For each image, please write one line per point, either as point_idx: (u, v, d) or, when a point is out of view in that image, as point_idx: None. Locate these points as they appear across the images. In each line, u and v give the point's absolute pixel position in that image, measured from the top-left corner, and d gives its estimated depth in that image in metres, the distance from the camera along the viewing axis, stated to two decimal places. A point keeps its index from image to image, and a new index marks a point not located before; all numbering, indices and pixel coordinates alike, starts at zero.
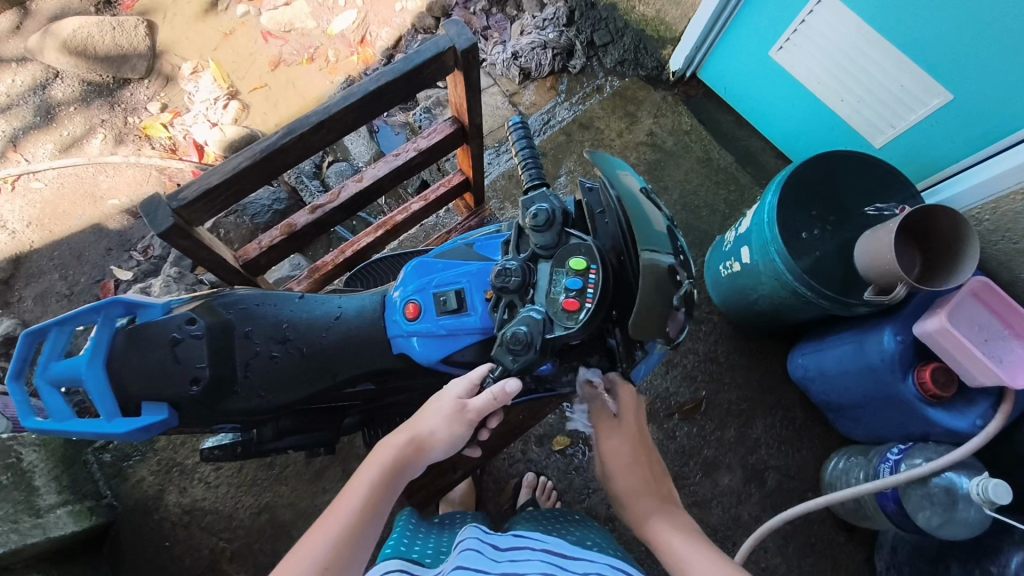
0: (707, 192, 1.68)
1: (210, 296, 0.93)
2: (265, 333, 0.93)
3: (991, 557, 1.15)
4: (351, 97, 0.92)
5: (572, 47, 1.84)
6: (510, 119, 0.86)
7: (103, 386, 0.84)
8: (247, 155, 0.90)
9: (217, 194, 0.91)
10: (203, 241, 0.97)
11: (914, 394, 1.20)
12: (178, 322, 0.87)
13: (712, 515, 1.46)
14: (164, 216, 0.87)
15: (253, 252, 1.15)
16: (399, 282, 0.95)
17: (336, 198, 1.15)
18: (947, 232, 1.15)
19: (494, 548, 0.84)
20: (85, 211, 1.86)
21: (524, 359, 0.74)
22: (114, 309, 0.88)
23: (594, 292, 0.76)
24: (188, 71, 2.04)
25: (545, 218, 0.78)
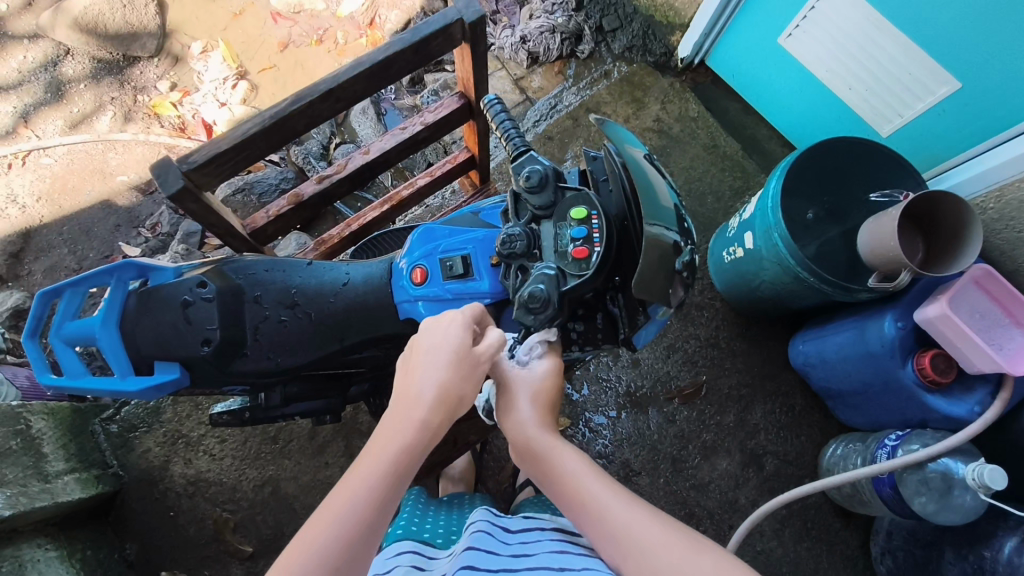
0: (711, 177, 1.68)
1: (220, 262, 0.95)
2: (274, 297, 0.95)
3: (985, 542, 1.16)
4: (358, 67, 0.93)
5: (580, 32, 1.84)
6: (487, 96, 0.89)
7: (116, 344, 0.86)
8: (258, 121, 0.91)
9: (226, 159, 0.93)
10: (212, 207, 0.98)
11: (913, 379, 1.21)
12: (189, 285, 0.89)
13: (709, 498, 1.47)
14: (175, 178, 0.89)
15: (261, 220, 1.16)
16: (404, 251, 0.96)
17: (343, 169, 1.16)
18: (949, 223, 1.16)
19: (504, 530, 0.86)
20: (94, 187, 1.87)
21: (540, 318, 0.77)
22: (127, 272, 0.91)
23: (600, 237, 0.79)
24: (198, 51, 2.05)
25: (539, 178, 0.81)
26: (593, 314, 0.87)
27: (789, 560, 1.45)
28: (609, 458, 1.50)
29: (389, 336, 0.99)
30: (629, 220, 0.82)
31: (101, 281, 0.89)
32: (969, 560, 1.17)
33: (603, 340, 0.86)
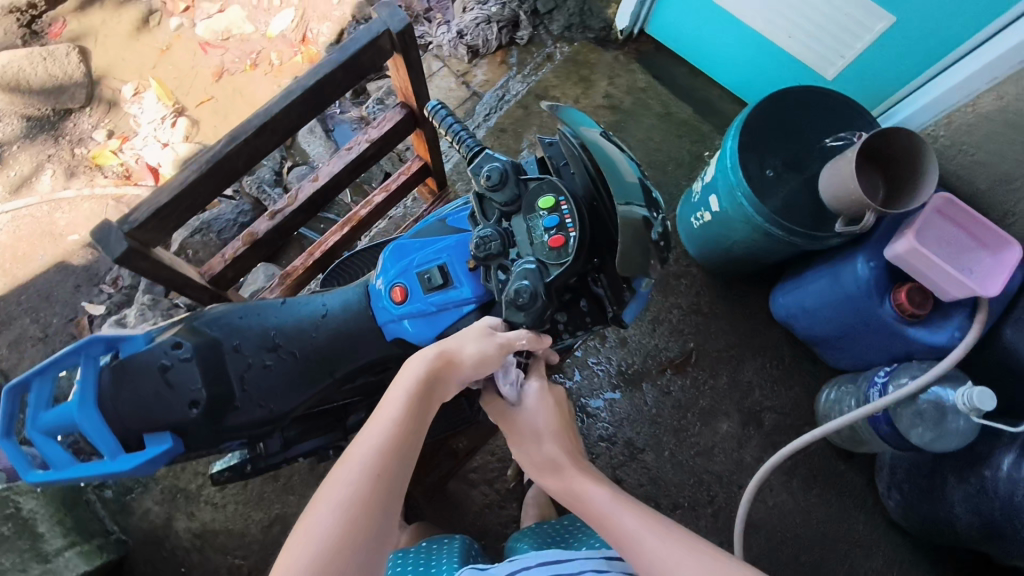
0: (669, 145, 1.68)
1: (189, 318, 0.92)
2: (253, 344, 0.92)
3: (984, 462, 1.19)
4: (290, 95, 0.91)
5: (516, 18, 1.82)
6: (431, 103, 0.95)
7: (99, 424, 0.82)
8: (195, 166, 0.89)
9: (169, 213, 0.89)
10: (163, 262, 0.94)
11: (892, 317, 1.23)
12: (164, 348, 0.86)
13: (715, 462, 1.48)
14: (117, 241, 0.86)
15: (218, 266, 1.12)
16: (378, 271, 0.94)
17: (294, 202, 1.14)
18: (900, 154, 1.17)
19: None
20: (47, 250, 1.82)
21: (533, 311, 0.78)
22: (95, 347, 0.87)
23: (573, 221, 0.80)
24: (130, 93, 1.99)
25: (500, 175, 0.82)
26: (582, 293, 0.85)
27: (802, 508, 1.47)
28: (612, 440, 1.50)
29: (374, 362, 0.98)
30: (598, 198, 0.82)
31: (69, 362, 0.85)
32: (972, 481, 1.20)
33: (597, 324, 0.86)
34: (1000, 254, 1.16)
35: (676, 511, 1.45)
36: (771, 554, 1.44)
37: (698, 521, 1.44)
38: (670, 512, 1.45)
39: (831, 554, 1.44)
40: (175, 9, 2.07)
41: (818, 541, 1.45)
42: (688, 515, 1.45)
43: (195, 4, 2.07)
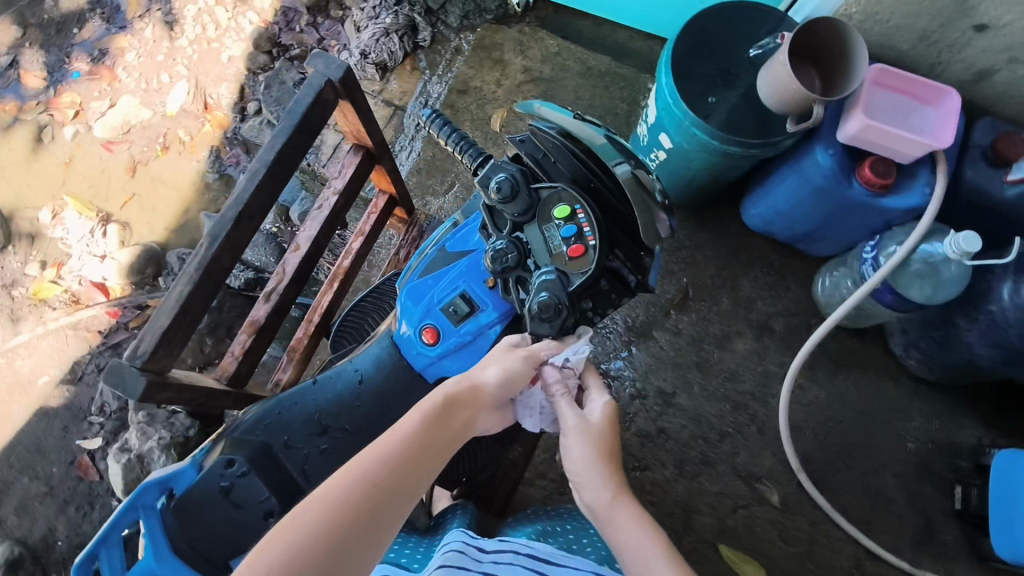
0: (601, 99, 1.69)
1: (227, 432, 0.96)
2: (302, 434, 0.95)
3: (987, 298, 1.26)
4: (254, 176, 0.90)
5: (413, 22, 1.78)
6: (424, 114, 0.97)
7: (181, 567, 0.86)
8: (185, 279, 0.86)
9: (176, 333, 0.86)
10: (182, 384, 0.91)
11: (863, 193, 1.27)
12: (218, 470, 0.89)
13: (744, 381, 1.53)
14: (134, 378, 0.83)
15: (231, 366, 1.09)
16: (401, 316, 0.95)
17: (283, 277, 1.11)
18: (829, 45, 1.21)
19: (479, 547, 0.88)
20: (22, 402, 1.74)
21: (557, 322, 0.82)
22: (150, 494, 0.88)
23: (592, 230, 0.82)
24: (48, 218, 1.90)
25: (509, 187, 0.83)
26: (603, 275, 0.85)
27: (834, 395, 1.53)
28: (643, 394, 1.53)
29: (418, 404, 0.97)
30: (596, 178, 0.86)
31: (131, 519, 0.85)
32: (981, 319, 1.27)
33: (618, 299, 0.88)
34: (943, 105, 1.21)
35: (724, 439, 1.49)
36: (821, 448, 1.50)
37: (746, 440, 1.49)
38: (718, 442, 1.49)
39: (874, 428, 1.51)
40: (65, 118, 1.97)
41: (859, 421, 1.51)
42: (736, 439, 1.49)
43: (84, 106, 1.98)
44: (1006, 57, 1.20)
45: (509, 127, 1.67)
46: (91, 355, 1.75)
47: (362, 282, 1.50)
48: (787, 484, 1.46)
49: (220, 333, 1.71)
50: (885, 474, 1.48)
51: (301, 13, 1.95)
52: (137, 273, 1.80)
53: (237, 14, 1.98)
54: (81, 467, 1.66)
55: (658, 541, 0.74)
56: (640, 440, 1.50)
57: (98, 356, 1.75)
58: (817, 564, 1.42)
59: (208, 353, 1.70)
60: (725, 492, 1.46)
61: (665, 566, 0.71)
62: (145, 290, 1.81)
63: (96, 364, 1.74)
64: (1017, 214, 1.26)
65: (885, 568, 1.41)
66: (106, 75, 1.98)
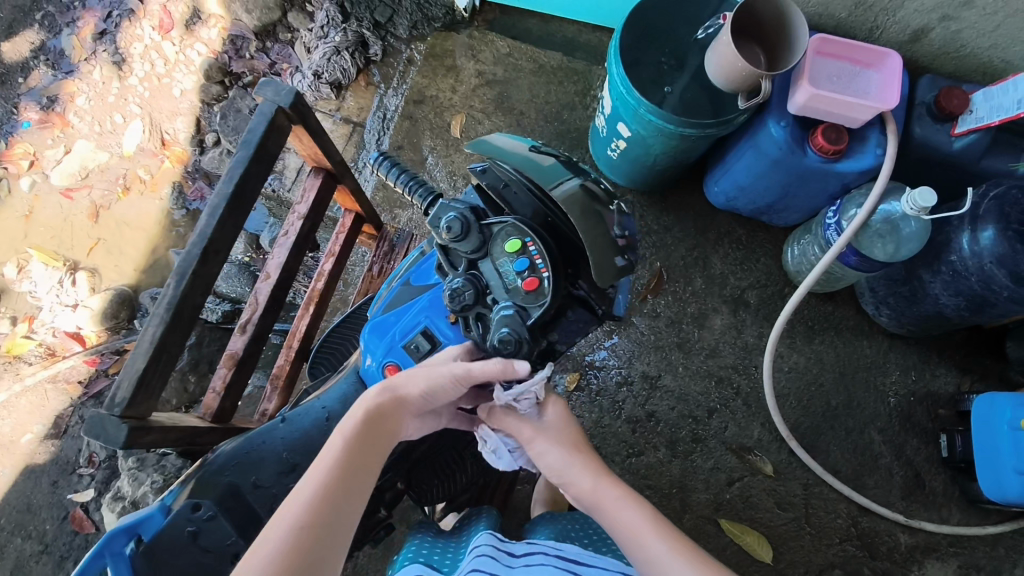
0: (556, 95, 1.70)
1: (200, 469, 0.96)
2: (272, 473, 0.97)
3: (948, 249, 1.30)
4: (216, 209, 0.90)
5: (362, 37, 1.79)
6: (375, 157, 1.00)
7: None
8: (157, 319, 0.86)
9: (153, 375, 0.86)
10: (165, 426, 0.90)
11: (818, 161, 1.30)
12: (185, 514, 0.89)
13: (726, 356, 1.56)
14: (116, 428, 0.82)
15: (215, 402, 1.08)
16: (366, 351, 0.95)
17: (257, 307, 1.12)
18: (770, 21, 1.24)
19: (508, 553, 0.92)
20: (6, 463, 1.71)
21: (517, 355, 0.81)
22: (116, 540, 0.86)
23: (544, 262, 0.80)
24: (14, 272, 1.87)
25: (461, 225, 0.83)
26: (567, 311, 0.86)
27: (813, 361, 1.56)
28: (628, 380, 1.55)
29: None
30: (553, 215, 0.85)
31: (98, 565, 0.83)
32: (944, 270, 1.32)
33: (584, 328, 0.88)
34: (885, 67, 1.25)
35: (712, 415, 1.52)
36: (807, 412, 1.53)
37: (734, 414, 1.52)
38: (708, 419, 1.52)
39: (855, 387, 1.54)
40: (20, 170, 1.94)
41: (840, 382, 1.55)
42: (724, 414, 1.52)
43: (39, 155, 1.95)
44: (938, 15, 1.24)
45: (469, 132, 1.69)
46: (73, 406, 1.73)
47: (339, 301, 1.50)
48: (777, 453, 1.49)
49: (202, 368, 1.70)
50: (871, 431, 1.51)
51: (249, 39, 1.93)
52: (111, 318, 1.78)
53: (185, 46, 1.95)
54: (75, 521, 1.64)
55: (646, 516, 0.80)
56: (631, 426, 1.52)
57: (82, 407, 1.73)
58: (815, 527, 1.45)
59: (192, 391, 1.68)
60: (719, 467, 1.49)
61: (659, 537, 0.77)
62: (121, 334, 1.80)
63: (80, 415, 1.72)
64: (966, 164, 1.31)
65: (881, 522, 1.44)
66: (57, 122, 1.95)
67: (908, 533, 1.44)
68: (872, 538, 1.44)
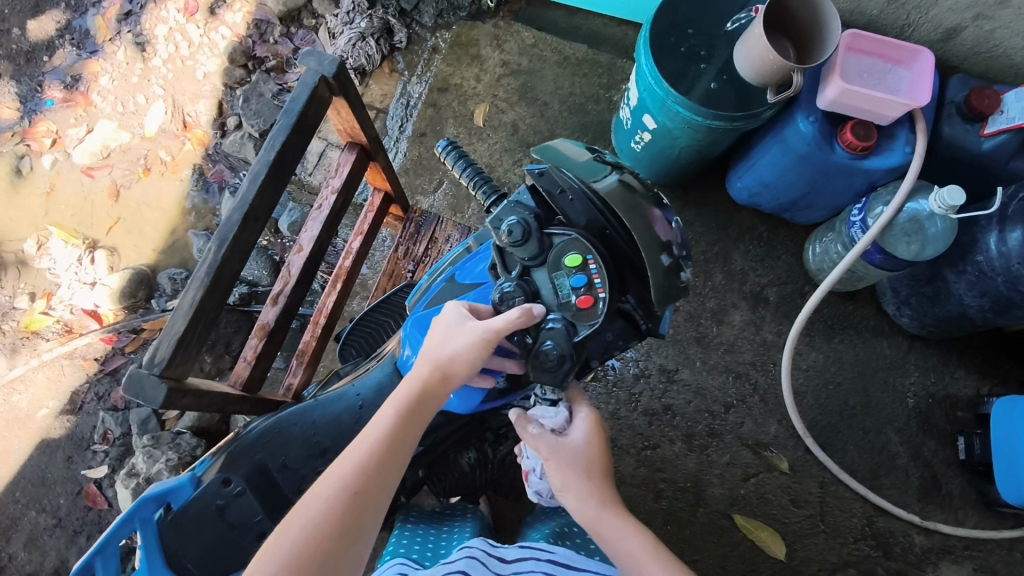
0: (580, 86, 1.70)
1: (232, 444, 0.96)
2: (300, 455, 0.96)
3: (974, 249, 1.29)
4: (257, 176, 0.90)
5: (387, 25, 1.79)
6: (440, 145, 0.93)
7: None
8: (196, 283, 0.86)
9: (191, 338, 0.86)
10: (200, 389, 0.91)
11: (846, 157, 1.29)
12: (214, 489, 0.92)
13: (744, 352, 1.55)
14: (154, 387, 0.83)
15: (245, 371, 1.09)
16: (406, 341, 0.94)
17: (289, 280, 1.12)
18: (803, 14, 1.23)
19: (499, 557, 0.90)
20: (21, 437, 1.71)
21: (558, 372, 0.77)
22: (147, 507, 0.90)
23: (603, 283, 0.77)
24: (34, 249, 1.87)
25: (521, 231, 0.78)
26: (613, 325, 0.82)
27: (833, 359, 1.56)
28: (646, 372, 1.55)
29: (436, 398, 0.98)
30: (611, 227, 0.81)
31: (128, 529, 0.88)
32: (969, 270, 1.31)
33: (625, 342, 0.83)
34: (916, 65, 1.24)
35: (729, 411, 1.51)
36: (824, 411, 1.53)
37: (751, 410, 1.51)
38: (724, 414, 1.51)
39: (874, 387, 1.53)
40: (43, 147, 1.95)
41: (859, 382, 1.54)
42: (741, 409, 1.51)
43: (61, 134, 1.96)
44: (973, 13, 1.24)
45: (492, 121, 1.69)
46: (90, 382, 1.74)
47: (359, 285, 1.51)
48: (794, 450, 1.48)
49: (219, 349, 1.71)
50: (888, 432, 1.50)
51: (273, 24, 1.94)
52: (129, 297, 1.79)
53: (210, 29, 1.96)
54: (88, 496, 1.64)
55: (647, 550, 0.78)
56: (647, 418, 1.51)
57: (97, 383, 1.74)
58: (830, 525, 1.44)
59: (208, 371, 1.69)
60: (735, 462, 1.48)
61: (656, 565, 0.77)
62: (138, 313, 1.80)
63: (95, 391, 1.73)
64: (995, 165, 1.30)
65: (896, 522, 1.44)
66: (80, 101, 1.96)
67: (923, 535, 1.43)
68: (887, 538, 1.43)
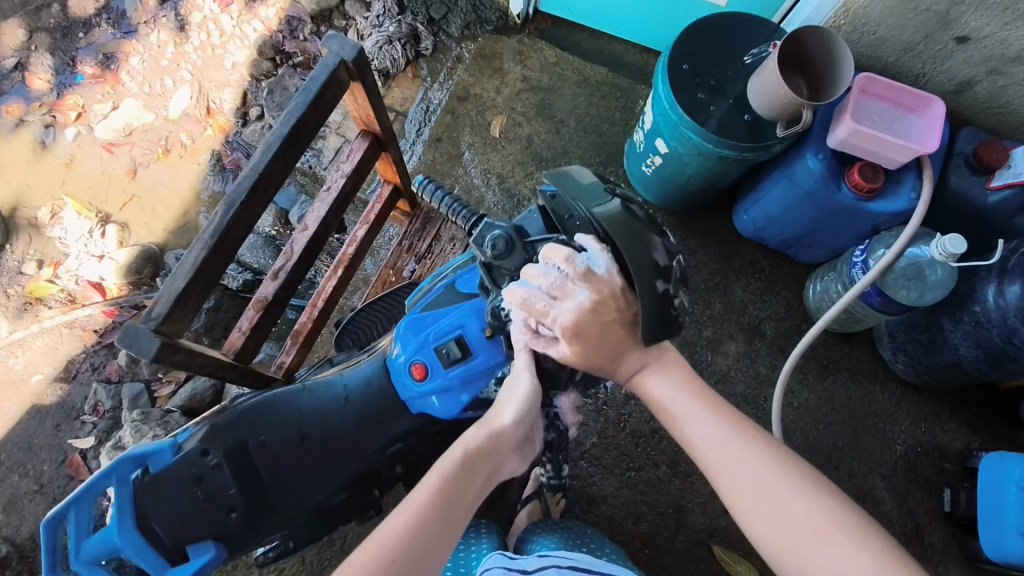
0: (597, 107, 1.73)
1: (214, 418, 0.98)
2: (281, 438, 0.97)
3: (972, 300, 1.30)
4: (270, 149, 0.92)
5: (415, 31, 1.84)
6: (416, 179, 1.11)
7: (141, 544, 0.88)
8: (201, 244, 0.88)
9: (190, 296, 0.88)
10: (194, 349, 0.92)
11: (852, 197, 1.31)
12: (193, 457, 0.92)
13: (736, 383, 1.55)
14: (149, 340, 0.82)
15: (239, 340, 1.09)
16: (398, 343, 1.01)
17: (291, 255, 1.13)
18: (820, 57, 1.26)
19: (520, 571, 0.92)
20: (13, 400, 1.72)
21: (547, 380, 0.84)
22: (125, 467, 0.91)
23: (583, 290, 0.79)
24: (47, 217, 1.90)
25: (502, 245, 0.88)
26: None
27: (825, 399, 1.55)
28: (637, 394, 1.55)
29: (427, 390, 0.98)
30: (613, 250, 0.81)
31: (104, 485, 0.89)
32: (966, 321, 1.31)
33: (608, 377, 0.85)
34: (927, 113, 1.26)
35: None
36: (811, 450, 1.52)
37: None
38: None
39: (864, 431, 1.53)
40: (67, 120, 1.99)
41: (848, 424, 1.54)
42: None
43: (86, 108, 1.99)
44: (986, 68, 1.26)
45: (508, 133, 1.72)
46: (86, 353, 1.75)
47: (361, 280, 1.53)
48: None
49: (217, 333, 1.73)
50: (875, 477, 1.50)
51: (305, 21, 1.99)
52: (135, 273, 1.81)
53: (243, 21, 2.01)
54: (72, 466, 1.65)
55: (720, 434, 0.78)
56: (634, 440, 1.50)
57: (94, 354, 1.75)
58: None
59: None
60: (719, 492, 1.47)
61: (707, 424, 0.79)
62: (142, 290, 1.83)
63: (91, 362, 1.74)
64: (998, 220, 1.31)
65: None
66: (110, 78, 2.00)
67: None
68: None
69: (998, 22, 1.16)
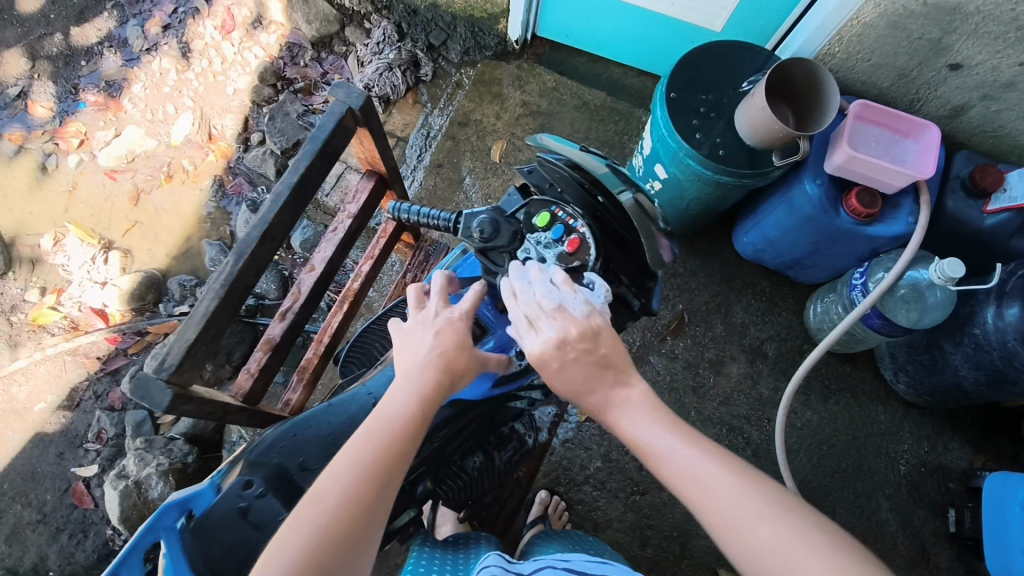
0: (595, 132, 1.75)
1: (247, 453, 0.93)
2: (316, 455, 0.94)
3: (972, 322, 1.31)
4: (278, 198, 0.94)
5: (415, 58, 1.86)
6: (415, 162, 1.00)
7: None
8: (210, 295, 0.89)
9: (199, 346, 0.88)
10: (203, 398, 0.93)
11: (850, 222, 1.32)
12: (237, 491, 0.86)
13: (740, 405, 1.56)
14: (160, 392, 0.84)
15: (247, 382, 1.10)
16: None
17: (298, 297, 1.14)
18: (806, 85, 1.27)
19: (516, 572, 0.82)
20: (16, 428, 1.72)
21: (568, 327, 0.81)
22: (169, 515, 0.84)
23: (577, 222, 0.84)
24: (49, 245, 1.91)
25: (491, 227, 0.85)
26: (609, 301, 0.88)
27: (828, 420, 1.56)
28: None
29: None
30: (603, 207, 0.87)
31: (150, 539, 0.80)
32: (966, 342, 1.32)
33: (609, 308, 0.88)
34: (922, 138, 1.28)
35: None
36: (816, 471, 1.52)
37: None
38: None
39: (867, 451, 1.53)
40: (70, 147, 2.00)
41: (852, 445, 1.54)
42: None
43: (89, 135, 2.01)
44: (980, 94, 1.27)
45: (509, 158, 1.73)
46: (89, 380, 1.76)
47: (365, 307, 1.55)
48: None
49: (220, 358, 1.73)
50: (879, 497, 1.50)
51: (305, 48, 2.01)
52: (138, 299, 1.81)
53: (244, 48, 2.03)
54: (75, 495, 1.65)
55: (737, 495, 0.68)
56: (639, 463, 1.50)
57: (97, 381, 1.75)
58: None
59: (207, 378, 1.71)
60: None
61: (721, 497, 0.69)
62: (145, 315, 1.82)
63: (94, 390, 1.75)
64: (996, 241, 1.33)
65: None
66: (112, 106, 2.02)
67: None
68: None
69: (989, 50, 1.18)
